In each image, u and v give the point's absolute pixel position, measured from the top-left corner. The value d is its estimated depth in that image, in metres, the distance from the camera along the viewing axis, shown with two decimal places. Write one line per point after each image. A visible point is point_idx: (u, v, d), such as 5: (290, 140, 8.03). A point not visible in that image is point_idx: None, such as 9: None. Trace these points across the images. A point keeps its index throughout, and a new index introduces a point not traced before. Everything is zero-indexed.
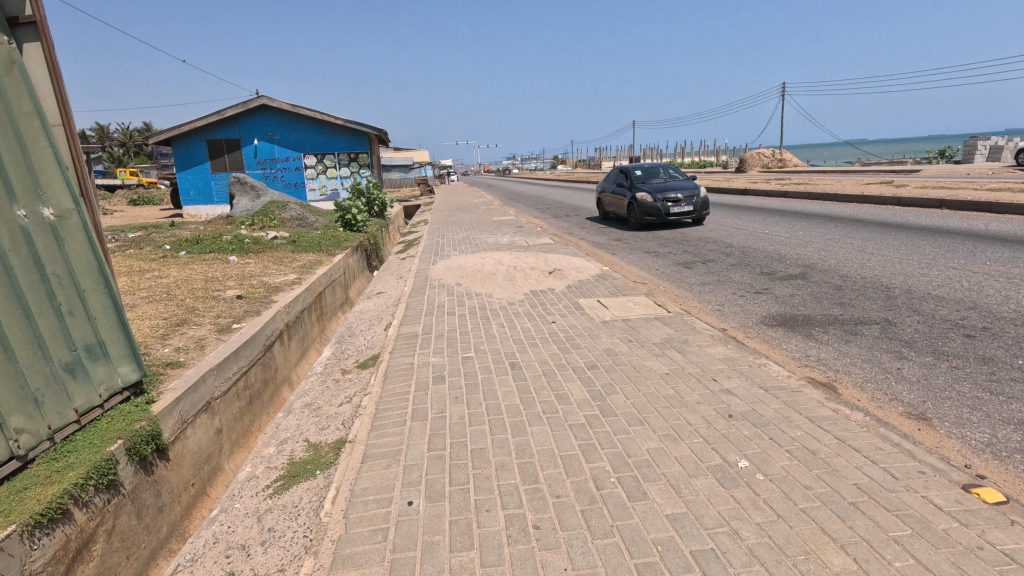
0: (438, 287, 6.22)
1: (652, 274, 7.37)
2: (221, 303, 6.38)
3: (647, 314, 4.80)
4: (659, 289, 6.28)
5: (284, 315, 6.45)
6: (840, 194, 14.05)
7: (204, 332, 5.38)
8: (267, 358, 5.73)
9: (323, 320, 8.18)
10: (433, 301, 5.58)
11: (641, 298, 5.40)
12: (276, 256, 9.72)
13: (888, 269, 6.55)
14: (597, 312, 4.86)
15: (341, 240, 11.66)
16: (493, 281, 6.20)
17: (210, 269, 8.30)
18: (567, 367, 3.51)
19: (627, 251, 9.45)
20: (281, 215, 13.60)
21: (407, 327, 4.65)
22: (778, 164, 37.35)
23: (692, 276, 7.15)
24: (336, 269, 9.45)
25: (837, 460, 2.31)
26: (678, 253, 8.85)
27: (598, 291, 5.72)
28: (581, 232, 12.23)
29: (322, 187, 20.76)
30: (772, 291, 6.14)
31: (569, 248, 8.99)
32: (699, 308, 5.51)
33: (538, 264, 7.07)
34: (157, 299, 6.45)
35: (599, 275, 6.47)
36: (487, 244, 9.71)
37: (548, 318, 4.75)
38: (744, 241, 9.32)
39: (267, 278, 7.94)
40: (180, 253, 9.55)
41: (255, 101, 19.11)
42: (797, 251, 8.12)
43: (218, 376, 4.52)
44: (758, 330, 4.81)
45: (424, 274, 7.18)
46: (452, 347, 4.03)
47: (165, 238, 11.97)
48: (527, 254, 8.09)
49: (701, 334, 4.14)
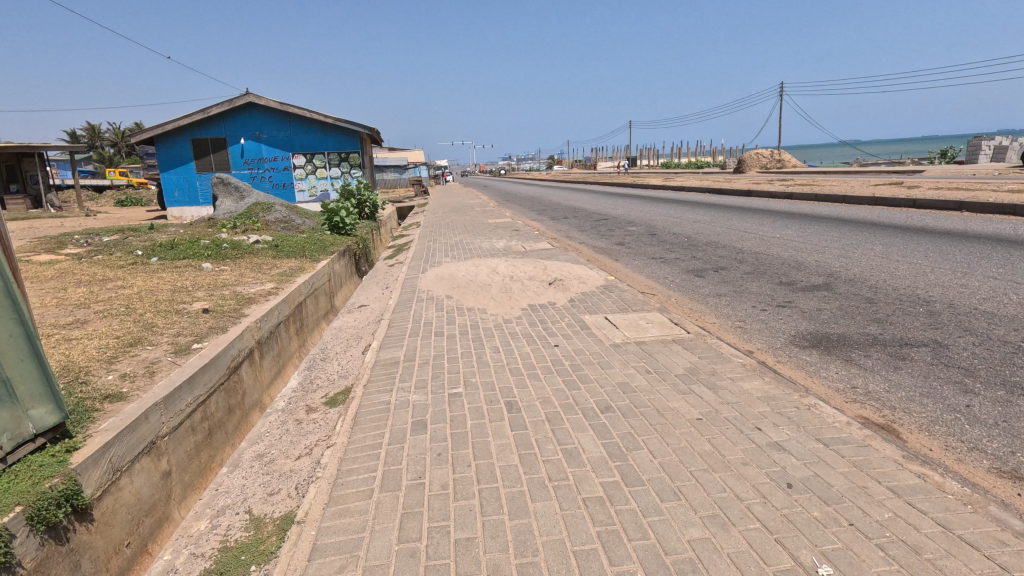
0: (426, 300, 5.59)
1: (661, 284, 6.74)
2: (184, 319, 5.73)
3: (663, 334, 4.19)
4: (671, 303, 5.67)
5: (255, 331, 5.81)
6: (850, 196, 13.50)
7: (158, 355, 4.73)
8: (232, 382, 5.08)
9: (303, 333, 7.54)
10: (420, 318, 4.95)
11: (654, 315, 4.78)
12: (255, 262, 9.07)
13: (921, 279, 5.95)
14: (606, 333, 4.24)
15: (327, 244, 11.03)
16: (488, 294, 5.58)
17: (181, 277, 7.66)
18: (574, 410, 2.89)
19: (631, 256, 8.86)
20: (266, 217, 12.95)
21: (387, 352, 4.02)
22: (777, 165, 36.90)
23: (705, 286, 6.55)
24: (319, 277, 8.81)
25: (952, 564, 1.70)
26: (686, 259, 8.25)
27: (605, 305, 5.11)
28: (580, 236, 11.60)
29: (312, 188, 20.08)
30: (796, 304, 5.55)
31: (570, 254, 8.37)
32: (718, 326, 4.90)
33: (536, 274, 6.45)
34: (113, 314, 5.78)
35: (604, 287, 5.87)
36: (481, 249, 9.07)
37: (550, 340, 4.13)
38: (756, 246, 8.74)
39: (241, 288, 7.29)
40: (152, 260, 8.90)
41: (241, 99, 18.42)
42: (815, 257, 7.54)
43: (165, 411, 3.87)
44: (790, 354, 4.21)
45: (411, 284, 6.55)
46: (437, 380, 3.40)
47: (139, 242, 11.29)
48: (524, 261, 7.47)
49: (730, 363, 3.53)
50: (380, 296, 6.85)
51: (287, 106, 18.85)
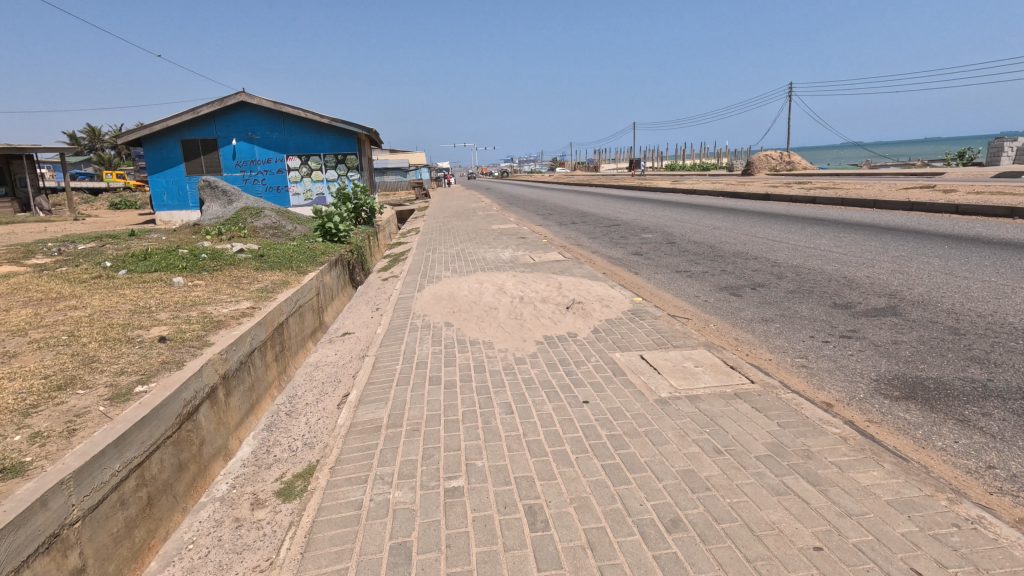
0: (421, 330, 4.69)
1: (693, 307, 5.86)
2: (133, 351, 4.82)
3: (720, 385, 3.29)
4: (712, 333, 4.77)
5: (219, 363, 4.92)
6: (880, 200, 12.57)
7: (87, 405, 3.81)
8: (186, 431, 4.19)
9: (284, 358, 6.68)
10: (414, 355, 4.05)
11: (701, 353, 3.88)
12: (234, 275, 8.19)
13: (1005, 302, 5.05)
14: (648, 385, 3.34)
15: (317, 253, 10.16)
16: (495, 323, 4.67)
17: (145, 295, 6.76)
18: (627, 529, 1.98)
19: (652, 269, 7.97)
20: (254, 224, 12.07)
21: (367, 412, 3.10)
22: (787, 168, 35.97)
23: (747, 308, 5.68)
24: (306, 291, 7.94)
25: None
26: (716, 274, 7.36)
27: (638, 338, 4.20)
28: (591, 244, 10.71)
29: (307, 191, 19.23)
30: (864, 335, 4.64)
31: (584, 268, 7.47)
32: (778, 367, 3.97)
33: (550, 294, 5.55)
34: (51, 344, 4.86)
35: (631, 311, 5.00)
36: (485, 261, 8.17)
37: (578, 393, 3.23)
38: (792, 258, 7.85)
39: (212, 308, 6.41)
40: (120, 273, 8.04)
41: (232, 98, 17.57)
42: (866, 273, 6.64)
43: (77, 490, 2.98)
44: (884, 411, 3.28)
45: (405, 306, 5.66)
46: (429, 463, 2.49)
47: (114, 251, 10.42)
48: (534, 277, 6.57)
49: (826, 436, 2.61)
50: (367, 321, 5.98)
51: (281, 105, 17.98)
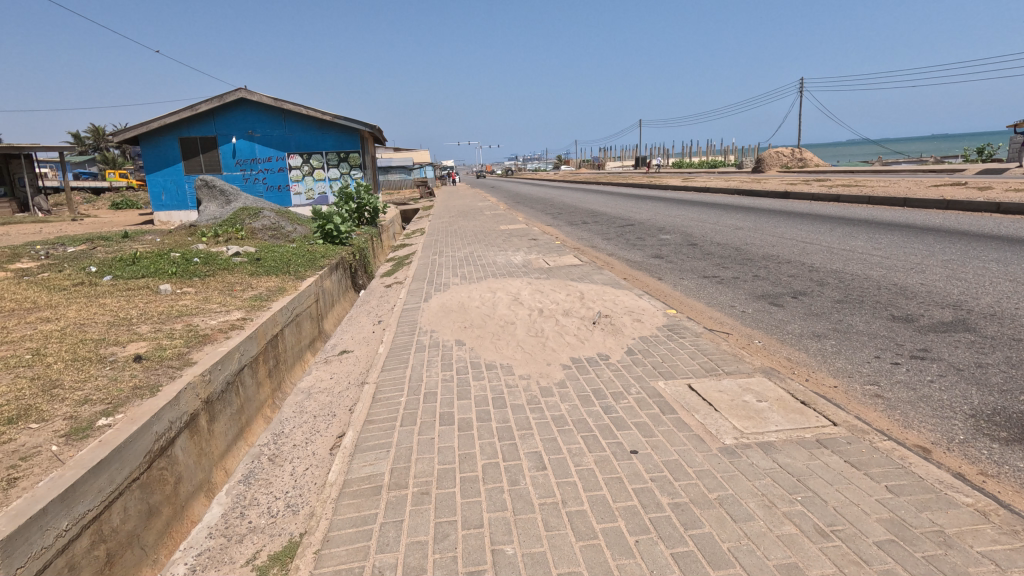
0: (429, 350, 4.10)
1: (731, 319, 5.26)
2: (103, 373, 4.24)
3: (796, 429, 2.69)
4: (762, 354, 4.16)
5: (200, 387, 4.35)
6: (911, 199, 11.90)
7: (37, 444, 3.24)
8: (158, 469, 3.63)
9: (279, 373, 6.13)
10: (421, 383, 3.46)
11: (761, 383, 3.27)
12: (227, 281, 7.65)
13: None
14: (707, 428, 2.74)
15: (317, 256, 9.60)
16: (512, 342, 4.07)
17: (128, 305, 6.21)
18: None
19: (677, 274, 7.37)
20: (252, 224, 11.52)
21: (365, 465, 2.53)
22: (799, 165, 35.16)
23: (793, 322, 5.07)
24: (304, 297, 7.39)
25: None
26: (750, 280, 6.76)
27: (682, 363, 3.59)
28: (607, 246, 10.13)
29: (308, 190, 18.66)
30: (940, 355, 4.01)
31: (604, 273, 6.87)
32: (849, 400, 3.37)
33: (572, 306, 4.95)
34: (11, 366, 4.30)
35: (666, 327, 4.41)
36: (497, 265, 7.62)
37: (623, 440, 2.64)
38: (829, 262, 7.24)
39: (199, 319, 5.85)
40: (105, 279, 7.51)
41: (232, 94, 17.04)
42: (918, 280, 6.02)
43: (6, 564, 2.42)
44: (1000, 460, 2.66)
45: (410, 320, 5.08)
46: (442, 552, 1.90)
47: (104, 253, 9.91)
48: (551, 285, 5.98)
49: (960, 510, 2.00)
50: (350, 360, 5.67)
51: (282, 102, 17.42)
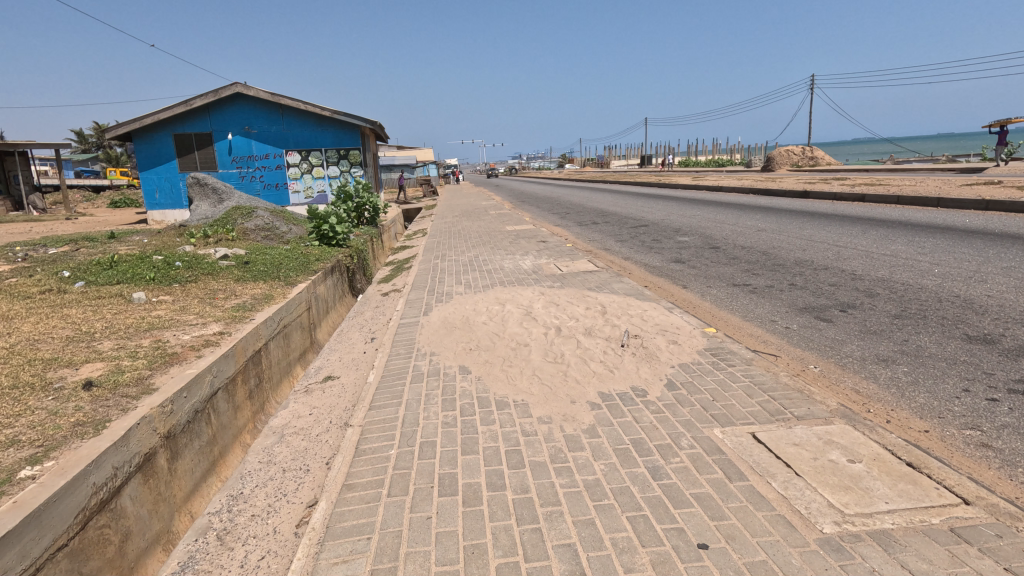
0: (427, 379, 3.42)
1: (775, 338, 4.58)
2: (42, 405, 3.58)
3: (917, 511, 2.01)
4: (825, 387, 3.48)
5: (159, 420, 3.69)
6: (945, 198, 11.16)
7: None
8: (97, 528, 2.97)
9: (262, 393, 5.49)
10: (416, 430, 2.78)
11: (847, 433, 2.57)
12: (209, 287, 7.01)
13: None
14: (794, 507, 2.06)
15: (311, 258, 8.96)
16: (527, 373, 3.39)
17: (95, 317, 5.57)
18: None
19: (703, 282, 6.70)
20: (244, 225, 10.87)
21: (337, 563, 1.87)
22: (810, 163, 34.35)
23: (851, 342, 4.37)
24: (294, 305, 6.75)
25: None
26: (787, 289, 6.08)
27: (739, 405, 2.91)
28: (621, 249, 9.46)
29: (307, 189, 18.01)
30: None
31: (624, 281, 6.20)
32: (955, 453, 2.67)
33: (595, 323, 4.28)
34: None
35: (709, 351, 3.73)
36: (504, 271, 6.97)
37: (685, 526, 1.97)
38: (874, 269, 6.54)
39: (172, 334, 5.20)
40: (77, 284, 6.88)
41: (227, 89, 16.41)
42: (982, 291, 5.32)
43: None
44: None
45: (407, 338, 4.40)
46: None
47: (85, 255, 9.30)
48: (567, 296, 5.30)
49: None
50: (338, 391, 5.86)
51: (279, 97, 16.75)
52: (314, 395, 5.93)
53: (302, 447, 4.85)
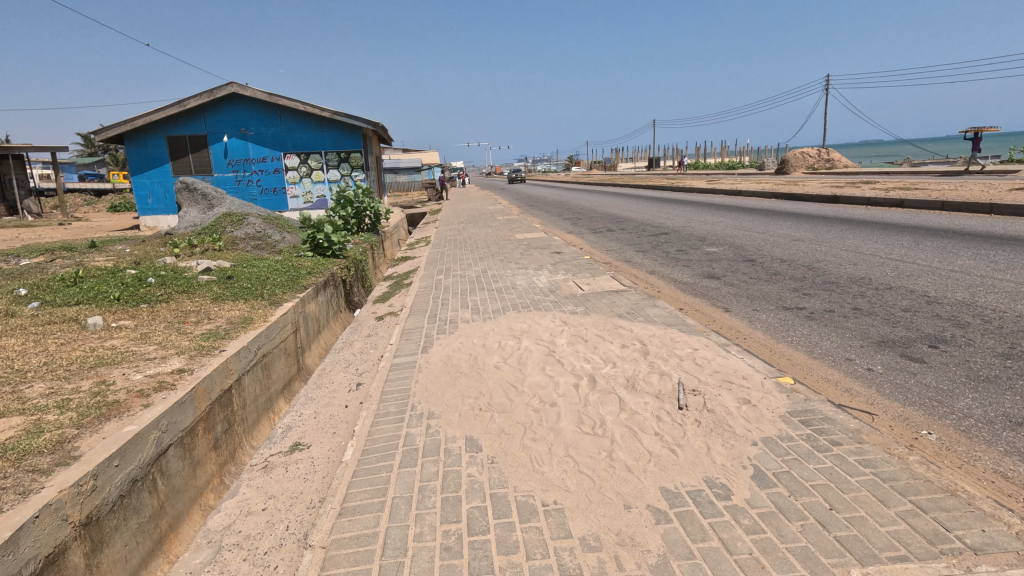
0: (423, 462, 2.53)
1: (861, 387, 3.64)
2: None
3: None
4: (963, 474, 2.55)
5: (71, 506, 2.80)
6: (998, 204, 10.15)
7: None
8: None
9: (234, 440, 4.64)
10: (403, 566, 1.88)
11: None
12: (181, 308, 6.15)
13: None
14: None
15: (301, 271, 8.12)
16: (558, 454, 2.49)
17: (37, 349, 4.71)
18: None
19: (747, 303, 5.80)
20: (233, 233, 10.01)
21: None
22: (826, 166, 33.28)
23: (964, 395, 3.43)
24: (276, 328, 5.89)
25: None
26: (854, 315, 5.15)
27: (876, 522, 1.99)
28: (644, 261, 8.55)
29: (306, 193, 17.21)
30: None
31: (657, 305, 5.28)
32: None
33: (639, 371, 3.37)
34: None
35: (798, 418, 2.80)
36: (517, 291, 6.07)
37: None
38: (949, 290, 5.61)
39: (121, 373, 4.32)
40: (31, 306, 6.03)
41: (222, 89, 15.61)
42: None
43: None
44: None
45: (401, 387, 3.50)
46: None
47: (58, 268, 8.49)
48: (596, 327, 4.40)
49: None
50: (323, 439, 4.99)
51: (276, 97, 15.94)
52: (274, 474, 4.58)
53: (275, 513, 3.98)
